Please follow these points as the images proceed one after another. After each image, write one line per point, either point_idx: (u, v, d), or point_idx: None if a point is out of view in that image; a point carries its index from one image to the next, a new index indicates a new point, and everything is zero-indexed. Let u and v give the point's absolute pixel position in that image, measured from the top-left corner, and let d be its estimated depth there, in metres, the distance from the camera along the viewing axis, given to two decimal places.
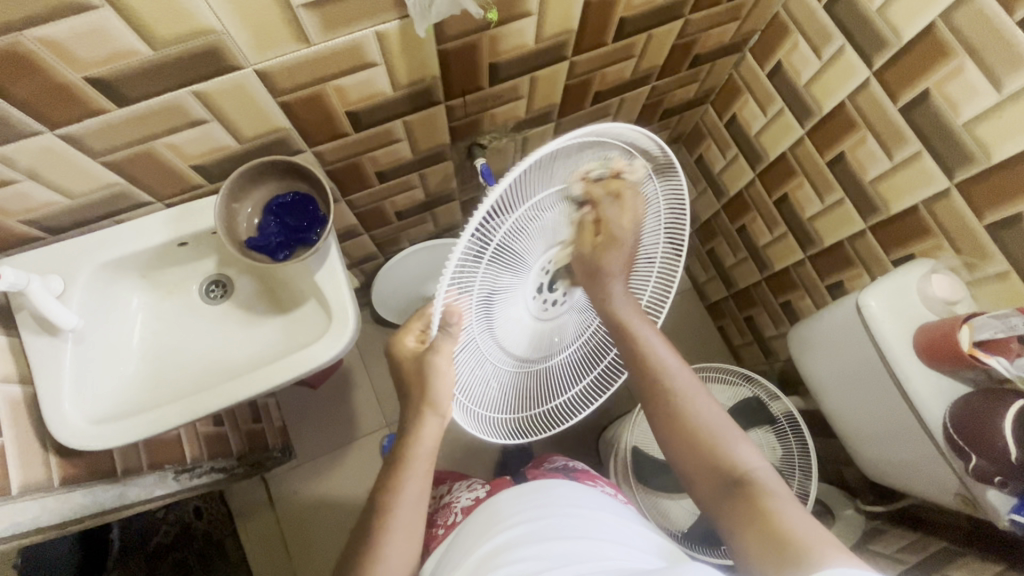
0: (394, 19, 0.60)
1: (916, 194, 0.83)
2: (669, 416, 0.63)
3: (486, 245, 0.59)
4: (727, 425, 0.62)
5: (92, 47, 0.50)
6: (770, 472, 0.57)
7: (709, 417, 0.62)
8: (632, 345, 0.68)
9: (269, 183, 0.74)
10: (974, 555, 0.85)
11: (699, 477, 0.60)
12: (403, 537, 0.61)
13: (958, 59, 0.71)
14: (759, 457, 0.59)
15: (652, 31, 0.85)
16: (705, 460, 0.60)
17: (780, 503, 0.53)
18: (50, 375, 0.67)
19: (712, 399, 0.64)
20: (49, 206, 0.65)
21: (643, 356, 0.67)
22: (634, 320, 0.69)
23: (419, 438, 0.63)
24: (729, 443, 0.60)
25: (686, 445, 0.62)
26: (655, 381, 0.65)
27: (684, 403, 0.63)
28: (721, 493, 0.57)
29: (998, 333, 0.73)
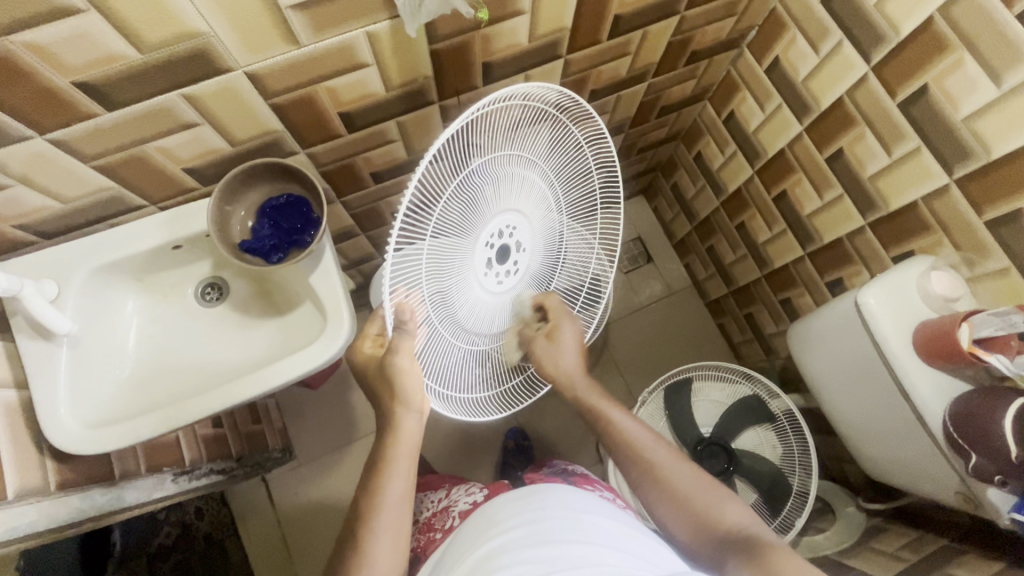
0: (385, 20, 0.59)
1: (915, 190, 0.83)
2: (654, 489, 0.65)
3: (420, 234, 0.56)
4: (713, 487, 0.64)
5: (79, 52, 0.49)
6: (762, 527, 0.59)
7: (692, 484, 0.64)
8: (608, 426, 0.71)
9: (262, 186, 0.73)
10: (975, 553, 0.85)
11: (698, 548, 0.61)
12: (390, 537, 0.61)
13: (957, 53, 0.70)
14: (748, 513, 0.61)
15: (647, 28, 0.84)
16: (697, 522, 0.61)
17: (777, 548, 0.54)
18: (45, 380, 0.67)
19: (693, 464, 0.66)
20: (43, 211, 0.65)
21: (619, 440, 0.69)
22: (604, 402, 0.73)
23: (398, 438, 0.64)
24: (716, 506, 0.61)
25: (674, 510, 0.63)
26: (634, 458, 0.68)
27: (665, 473, 0.65)
28: (722, 557, 0.58)
29: (998, 330, 0.73)
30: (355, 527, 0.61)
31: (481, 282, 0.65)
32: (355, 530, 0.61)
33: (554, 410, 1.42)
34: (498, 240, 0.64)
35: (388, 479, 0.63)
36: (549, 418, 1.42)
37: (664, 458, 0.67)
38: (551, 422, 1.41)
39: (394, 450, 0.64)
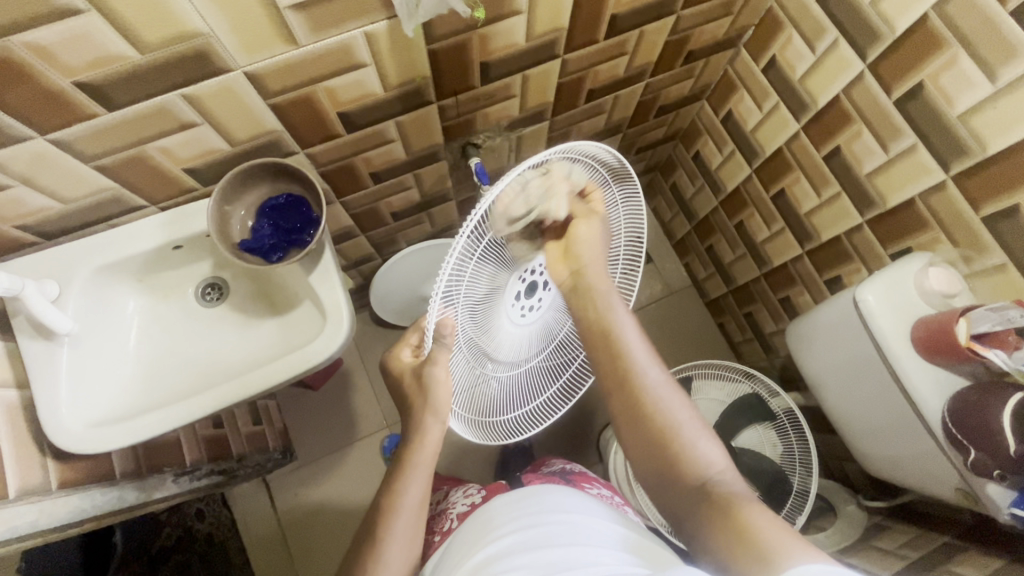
0: (383, 20, 0.60)
1: (912, 187, 0.83)
2: (633, 412, 0.61)
3: (465, 262, 0.60)
4: (693, 421, 0.60)
5: (80, 52, 0.50)
6: (734, 475, 0.56)
7: (677, 414, 0.60)
8: (603, 337, 0.65)
9: (262, 186, 0.74)
10: (976, 550, 0.85)
11: (661, 477, 0.58)
12: (404, 539, 0.62)
13: (952, 50, 0.70)
14: (722, 458, 0.57)
15: (643, 27, 0.85)
16: (666, 459, 0.58)
17: (742, 503, 0.51)
18: (47, 380, 0.67)
19: (682, 395, 0.62)
20: (44, 212, 0.66)
21: (611, 342, 0.64)
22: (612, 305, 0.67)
23: (421, 444, 0.64)
24: (695, 441, 0.58)
25: (645, 441, 0.60)
26: (622, 373, 0.62)
27: (649, 401, 0.60)
28: (687, 495, 0.55)
29: (996, 326, 0.72)
30: (370, 527, 0.63)
31: (506, 314, 0.70)
32: (370, 531, 0.63)
33: None
34: (526, 280, 0.70)
35: (405, 481, 0.64)
36: None
37: (654, 381, 0.62)
38: (551, 422, 1.42)
39: (412, 451, 0.64)
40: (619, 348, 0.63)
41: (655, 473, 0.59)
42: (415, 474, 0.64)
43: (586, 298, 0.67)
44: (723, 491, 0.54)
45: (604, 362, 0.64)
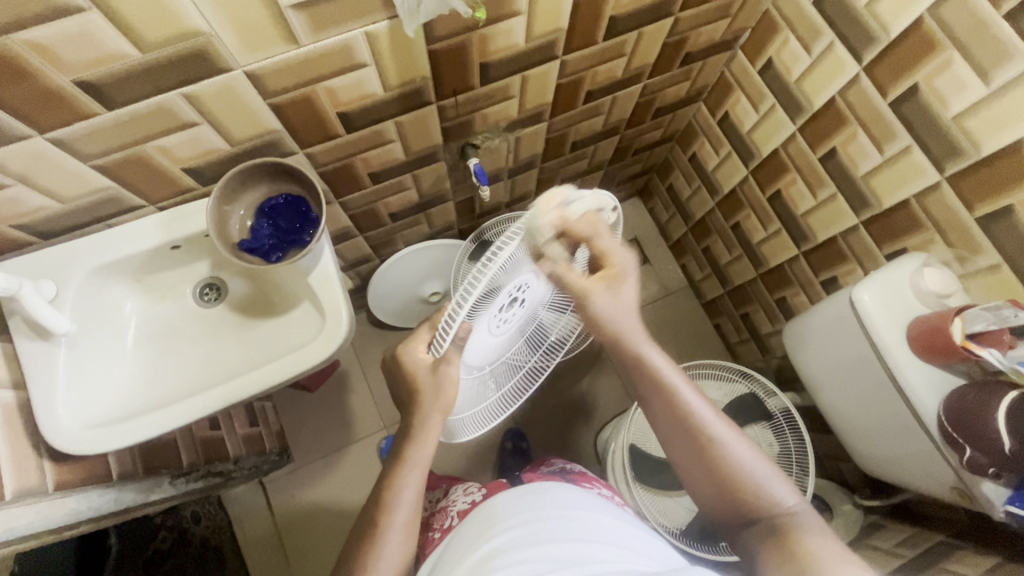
0: (383, 20, 0.60)
1: (907, 188, 0.84)
2: (697, 456, 0.59)
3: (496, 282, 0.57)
4: (760, 462, 0.58)
5: (80, 50, 0.50)
6: (808, 515, 0.54)
7: (744, 463, 0.58)
8: (658, 391, 0.61)
9: (261, 185, 0.74)
10: (972, 548, 0.86)
11: (729, 522, 0.57)
12: (401, 537, 0.61)
13: (946, 53, 0.71)
14: (795, 496, 0.56)
15: (641, 29, 0.85)
16: (737, 499, 0.57)
17: (813, 540, 0.51)
18: (43, 380, 0.67)
19: (746, 441, 0.59)
20: (41, 211, 0.65)
21: (671, 401, 0.61)
22: (655, 359, 0.62)
23: (420, 442, 0.64)
24: (764, 486, 0.57)
25: (711, 481, 0.58)
26: (681, 422, 0.60)
27: (714, 446, 0.58)
28: (754, 535, 0.55)
29: (990, 325, 0.73)
30: (368, 521, 0.62)
31: (490, 325, 0.67)
32: (368, 524, 0.62)
33: (551, 411, 1.43)
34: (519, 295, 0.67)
35: (402, 473, 0.63)
36: (547, 419, 1.42)
37: (717, 426, 0.59)
38: (549, 423, 1.42)
39: (409, 448, 0.64)
40: (674, 401, 0.61)
41: (723, 512, 0.58)
42: (411, 468, 0.63)
43: (631, 360, 0.63)
44: (799, 527, 0.53)
45: (661, 413, 0.61)
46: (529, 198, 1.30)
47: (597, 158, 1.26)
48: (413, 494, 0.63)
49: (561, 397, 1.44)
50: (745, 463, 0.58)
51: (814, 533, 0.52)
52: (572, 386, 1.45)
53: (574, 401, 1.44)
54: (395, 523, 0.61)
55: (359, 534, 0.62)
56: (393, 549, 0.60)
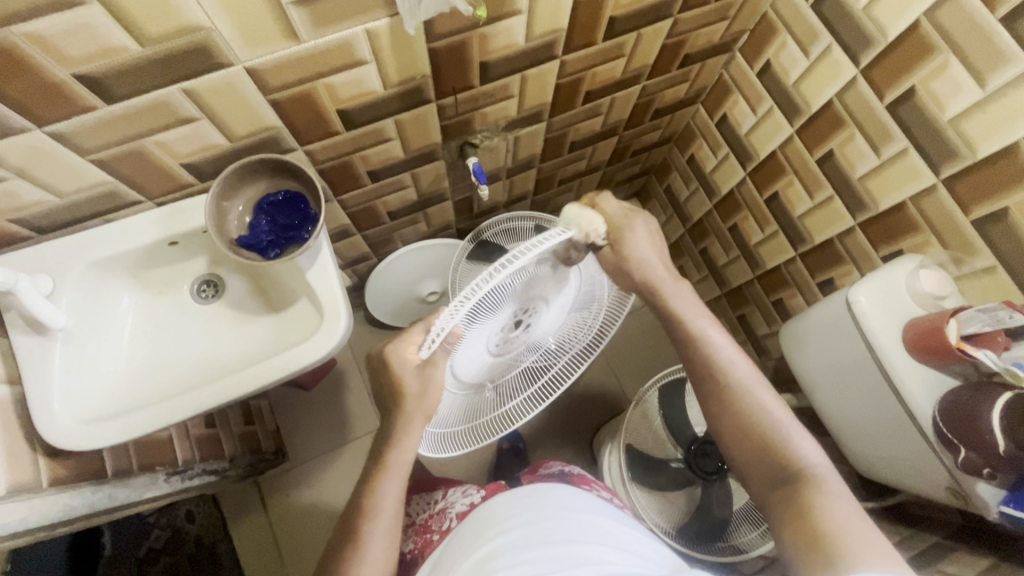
0: (383, 17, 0.60)
1: (903, 190, 0.84)
2: (727, 407, 0.65)
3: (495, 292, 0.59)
4: (785, 415, 0.64)
5: (80, 44, 0.50)
6: (829, 469, 0.59)
7: (770, 413, 0.64)
8: (694, 344, 0.68)
9: (259, 181, 0.73)
10: (966, 549, 0.86)
11: (752, 469, 0.63)
12: (383, 540, 0.63)
13: (943, 56, 0.72)
14: (816, 451, 0.61)
15: (641, 30, 0.86)
16: (761, 449, 0.62)
17: (828, 499, 0.55)
18: (38, 375, 0.67)
19: (773, 392, 0.66)
20: (39, 205, 0.65)
21: (700, 350, 0.68)
22: (687, 309, 0.69)
23: (402, 445, 0.65)
24: (790, 437, 0.62)
25: (739, 431, 0.65)
26: (713, 374, 0.67)
27: (742, 397, 0.65)
28: (774, 484, 0.60)
29: (986, 326, 0.74)
30: (350, 523, 0.64)
31: (486, 345, 0.69)
32: (351, 525, 0.64)
33: (549, 411, 1.43)
34: (518, 317, 0.69)
35: (383, 480, 0.65)
36: (544, 420, 1.42)
37: (746, 380, 0.66)
38: (545, 423, 1.42)
39: (389, 453, 0.65)
40: (708, 353, 0.67)
41: (747, 462, 0.64)
42: (391, 476, 0.65)
43: (669, 310, 0.70)
44: (818, 485, 0.57)
45: (695, 362, 0.68)
46: (528, 198, 1.30)
47: (596, 158, 1.27)
48: (394, 500, 0.64)
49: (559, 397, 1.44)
50: (771, 413, 0.64)
51: (831, 488, 0.57)
52: (569, 387, 1.45)
53: (571, 402, 1.44)
54: (374, 529, 0.63)
55: (346, 534, 0.64)
56: (377, 551, 0.62)
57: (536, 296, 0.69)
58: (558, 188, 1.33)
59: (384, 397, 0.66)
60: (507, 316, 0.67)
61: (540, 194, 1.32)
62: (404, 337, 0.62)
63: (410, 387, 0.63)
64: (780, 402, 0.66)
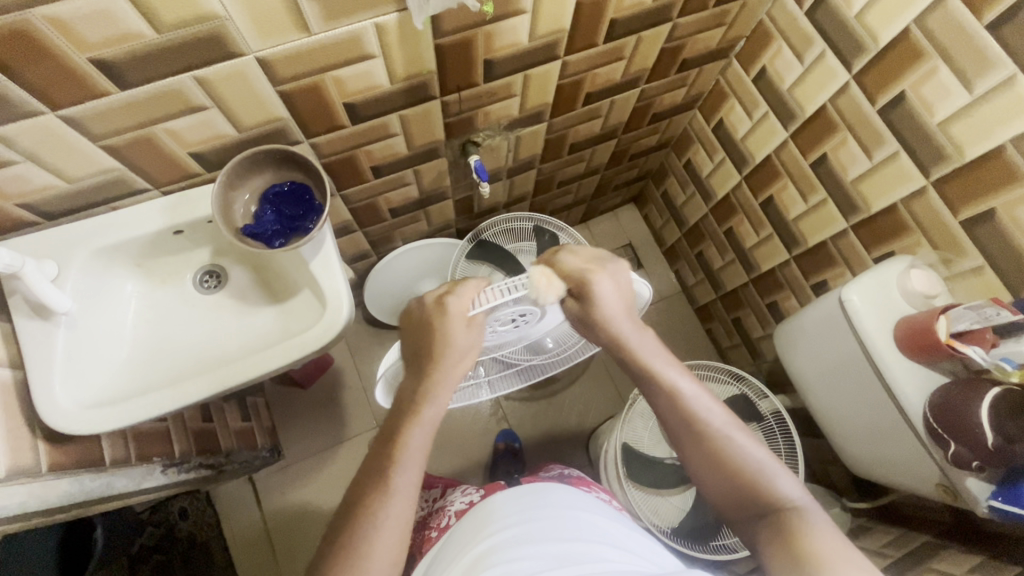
0: (393, 12, 0.62)
1: (895, 193, 0.87)
2: (705, 455, 0.61)
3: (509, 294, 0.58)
4: (765, 457, 0.60)
5: (99, 28, 0.51)
6: (812, 505, 0.55)
7: (747, 455, 0.60)
8: (664, 389, 0.64)
9: (266, 172, 0.75)
10: (957, 548, 0.87)
11: (737, 513, 0.59)
12: (409, 497, 0.57)
13: (931, 62, 0.74)
14: (799, 492, 0.57)
15: (640, 33, 0.88)
16: (744, 492, 0.58)
17: (813, 533, 0.51)
18: (40, 359, 0.67)
19: (749, 431, 0.62)
20: (47, 190, 0.66)
21: (667, 395, 0.64)
22: (653, 354, 0.66)
23: (432, 399, 0.62)
24: (769, 477, 0.58)
25: (720, 478, 0.60)
26: (685, 421, 0.63)
27: (721, 442, 0.61)
28: (759, 525, 0.56)
29: (974, 323, 0.75)
30: (376, 473, 0.58)
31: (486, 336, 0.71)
32: (375, 476, 0.58)
33: (545, 413, 1.43)
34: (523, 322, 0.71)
35: (407, 438, 0.60)
36: (540, 422, 1.43)
37: (721, 423, 0.62)
38: (542, 424, 1.43)
39: (421, 407, 0.62)
40: (677, 402, 0.63)
41: (736, 509, 0.59)
42: (419, 427, 0.61)
43: (635, 361, 0.66)
44: (802, 519, 0.53)
45: (664, 412, 0.64)
46: (527, 199, 1.32)
47: (594, 162, 1.29)
48: (421, 450, 0.60)
49: (556, 399, 1.45)
50: (748, 455, 0.60)
51: (816, 520, 0.53)
52: (565, 389, 1.46)
53: (568, 404, 1.45)
54: (402, 482, 0.58)
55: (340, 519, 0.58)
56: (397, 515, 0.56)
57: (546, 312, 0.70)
58: (557, 191, 1.35)
59: (424, 351, 0.63)
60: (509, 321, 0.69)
61: (539, 195, 1.34)
62: (463, 291, 0.63)
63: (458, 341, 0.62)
64: (760, 443, 0.62)
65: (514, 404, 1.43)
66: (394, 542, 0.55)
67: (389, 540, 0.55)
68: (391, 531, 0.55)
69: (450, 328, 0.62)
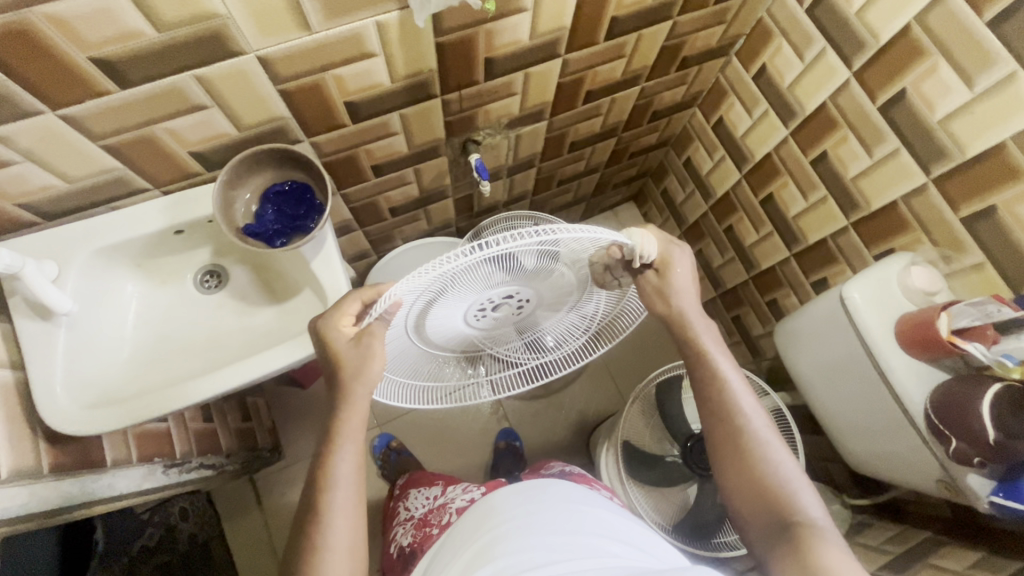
0: (394, 10, 0.62)
1: (895, 189, 0.87)
2: (735, 453, 0.62)
3: (477, 267, 0.55)
4: (793, 470, 0.60)
5: (99, 27, 0.51)
6: (829, 524, 0.55)
7: (778, 465, 0.60)
8: (713, 382, 0.66)
9: (267, 171, 0.75)
10: (958, 543, 0.88)
11: (751, 518, 0.59)
12: (348, 514, 0.58)
13: (932, 59, 0.74)
14: (821, 509, 0.57)
15: (641, 31, 0.88)
16: (764, 499, 0.58)
17: (823, 546, 0.51)
18: (41, 359, 0.67)
19: (785, 445, 0.62)
20: (47, 190, 0.66)
21: (715, 387, 0.66)
22: (713, 345, 0.68)
23: (343, 417, 0.62)
24: (794, 490, 0.58)
25: (744, 479, 0.61)
26: (727, 417, 0.64)
27: (756, 445, 0.61)
28: (771, 533, 0.56)
29: (975, 320, 0.75)
30: (311, 495, 0.59)
31: (463, 313, 0.67)
32: (311, 498, 0.59)
33: (545, 411, 1.43)
34: (502, 299, 0.66)
35: (334, 459, 0.60)
36: (540, 420, 1.43)
37: (761, 430, 0.63)
38: (542, 422, 1.43)
39: (340, 423, 0.62)
40: (721, 394, 0.65)
41: (751, 515, 0.59)
42: (342, 446, 0.61)
43: (690, 341, 0.68)
44: (815, 534, 0.53)
45: (708, 404, 0.66)
46: (527, 197, 1.32)
47: (594, 160, 1.29)
48: (351, 468, 0.60)
49: (556, 397, 1.45)
50: (779, 466, 0.60)
51: (829, 537, 0.53)
52: (566, 387, 1.46)
53: (568, 402, 1.45)
54: (337, 501, 0.58)
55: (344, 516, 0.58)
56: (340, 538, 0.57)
57: (522, 282, 0.63)
58: (557, 189, 1.35)
59: (331, 371, 0.63)
60: (486, 294, 0.63)
61: (539, 194, 1.34)
62: (335, 308, 0.64)
63: (348, 361, 0.61)
64: (792, 458, 0.62)
65: (515, 403, 1.43)
66: (344, 560, 0.56)
67: (339, 557, 0.56)
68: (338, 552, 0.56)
69: (337, 345, 0.62)
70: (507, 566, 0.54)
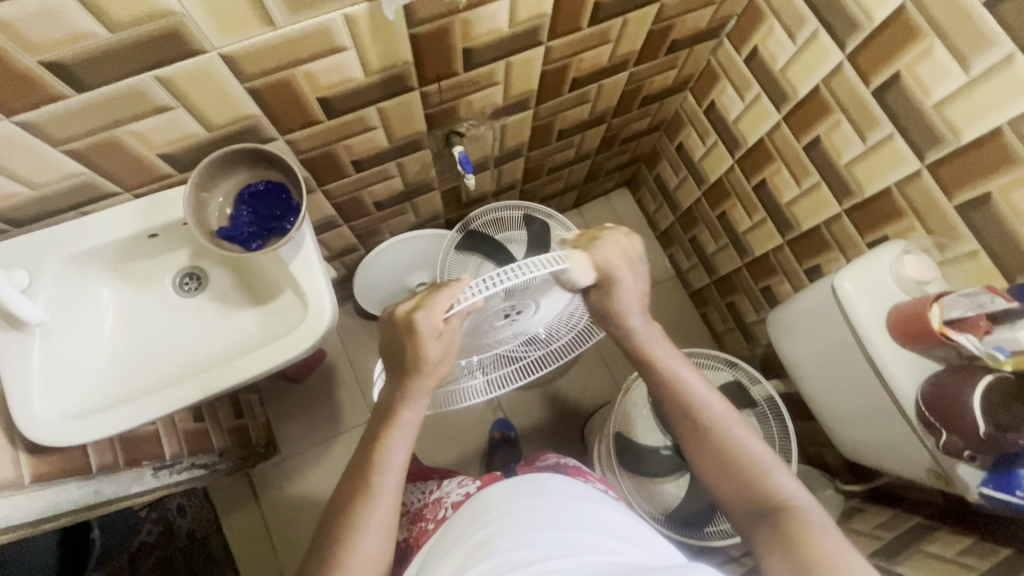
0: (362, 2, 0.59)
1: (889, 176, 0.84)
2: (704, 446, 0.62)
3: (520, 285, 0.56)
4: (762, 450, 0.60)
5: (46, 30, 0.48)
6: (809, 501, 0.55)
7: (747, 446, 0.60)
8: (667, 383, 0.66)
9: (240, 171, 0.72)
10: (949, 529, 0.88)
11: (735, 505, 0.58)
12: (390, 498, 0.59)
13: (927, 41, 0.72)
14: (796, 487, 0.57)
15: (627, 15, 0.85)
16: (740, 484, 0.58)
17: (811, 529, 0.51)
18: (17, 370, 0.66)
19: (748, 425, 0.63)
20: (13, 198, 0.64)
21: (672, 389, 0.66)
22: (658, 349, 0.68)
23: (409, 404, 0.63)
24: (766, 470, 0.58)
25: (719, 468, 0.60)
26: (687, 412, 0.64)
27: (718, 432, 0.62)
28: (757, 519, 0.56)
29: (967, 311, 0.74)
30: (359, 477, 0.60)
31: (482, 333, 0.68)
32: (359, 480, 0.60)
33: (540, 402, 1.43)
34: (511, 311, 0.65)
35: (389, 438, 0.62)
36: (536, 410, 1.42)
37: (722, 417, 0.63)
38: (537, 412, 1.42)
39: (401, 410, 0.63)
40: (680, 393, 0.65)
41: (734, 501, 0.59)
42: (398, 431, 0.62)
43: (640, 355, 0.68)
44: (797, 515, 0.53)
45: (669, 404, 0.66)
46: (516, 186, 1.29)
47: (584, 147, 1.26)
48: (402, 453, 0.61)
49: (551, 387, 1.44)
50: (747, 447, 0.60)
51: (814, 518, 0.53)
52: (561, 376, 1.45)
53: (563, 393, 1.44)
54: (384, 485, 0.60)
55: (337, 514, 0.59)
56: (380, 518, 0.58)
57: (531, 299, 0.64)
58: (547, 177, 1.32)
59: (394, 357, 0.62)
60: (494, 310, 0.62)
61: (528, 182, 1.31)
62: (432, 302, 0.57)
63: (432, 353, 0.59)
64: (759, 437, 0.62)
65: (509, 394, 1.42)
66: (377, 544, 0.57)
67: (371, 542, 0.57)
68: (373, 539, 0.57)
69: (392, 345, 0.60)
70: (502, 564, 0.53)
